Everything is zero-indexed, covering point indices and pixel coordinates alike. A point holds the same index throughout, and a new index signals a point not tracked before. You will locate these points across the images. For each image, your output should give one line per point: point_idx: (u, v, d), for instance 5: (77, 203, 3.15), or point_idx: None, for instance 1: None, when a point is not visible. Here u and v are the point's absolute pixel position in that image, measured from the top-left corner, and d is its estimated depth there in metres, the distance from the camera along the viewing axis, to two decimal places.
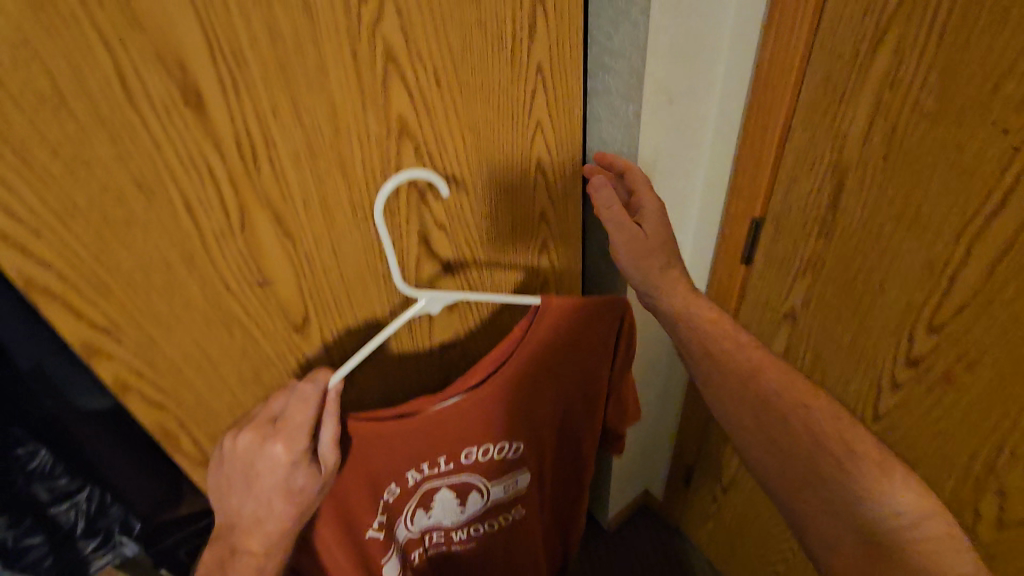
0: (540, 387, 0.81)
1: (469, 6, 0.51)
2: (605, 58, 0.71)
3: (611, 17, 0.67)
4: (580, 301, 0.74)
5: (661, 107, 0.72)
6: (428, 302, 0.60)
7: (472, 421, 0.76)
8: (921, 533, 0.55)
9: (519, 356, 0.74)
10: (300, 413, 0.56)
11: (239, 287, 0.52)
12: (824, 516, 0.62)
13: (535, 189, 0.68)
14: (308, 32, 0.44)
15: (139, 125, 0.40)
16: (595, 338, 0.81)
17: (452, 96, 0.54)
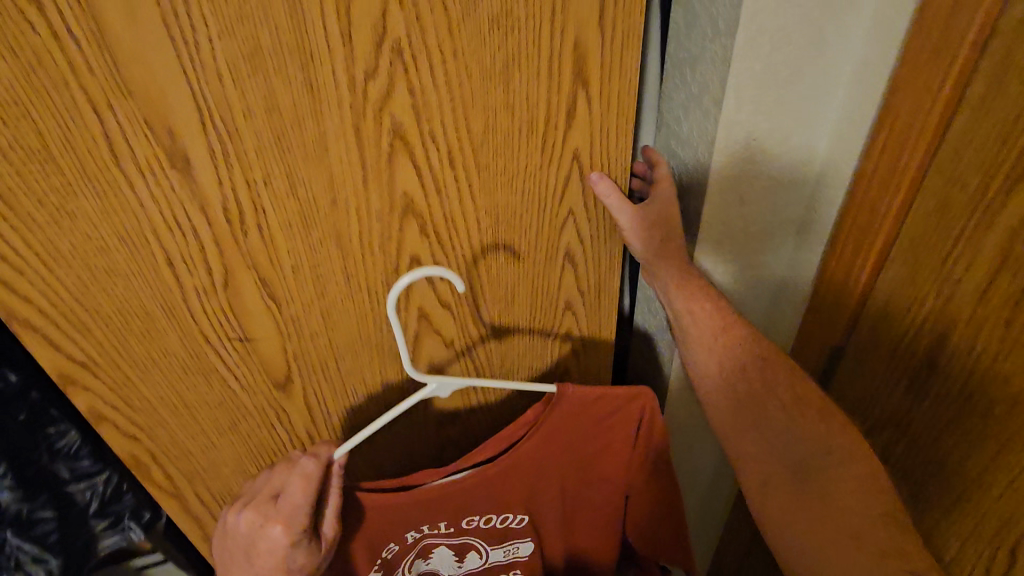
0: (558, 471, 0.72)
1: (498, 89, 0.46)
2: (673, 144, 0.64)
3: (680, 103, 0.60)
4: (605, 389, 0.65)
5: (735, 206, 0.63)
6: (437, 388, 0.54)
7: (477, 499, 0.69)
8: (849, 472, 0.54)
9: (536, 439, 0.65)
10: (298, 492, 0.53)
11: (219, 339, 0.51)
12: (759, 454, 0.58)
13: (562, 275, 0.61)
14: (308, 106, 0.42)
15: (123, 183, 0.40)
16: (628, 432, 0.69)
17: (468, 178, 0.50)
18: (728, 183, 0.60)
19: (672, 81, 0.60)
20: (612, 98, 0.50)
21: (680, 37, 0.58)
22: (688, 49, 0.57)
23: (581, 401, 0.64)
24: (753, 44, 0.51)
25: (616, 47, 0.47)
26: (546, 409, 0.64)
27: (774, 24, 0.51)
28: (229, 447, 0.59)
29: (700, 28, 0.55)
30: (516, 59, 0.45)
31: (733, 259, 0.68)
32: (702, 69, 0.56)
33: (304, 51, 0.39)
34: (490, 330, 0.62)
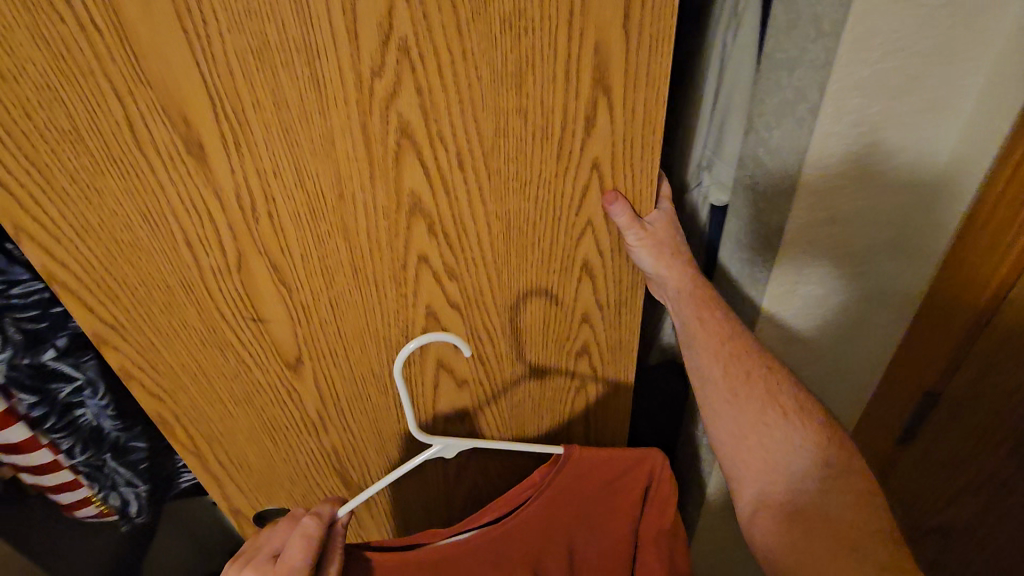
0: (567, 533, 0.72)
1: (509, 93, 0.44)
2: (761, 151, 0.62)
3: (774, 110, 0.59)
4: (610, 451, 0.66)
5: (824, 227, 0.66)
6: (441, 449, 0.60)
7: (481, 563, 0.68)
8: (839, 479, 0.59)
9: (542, 501, 0.66)
10: (298, 550, 0.56)
11: (234, 319, 0.53)
12: (757, 464, 0.61)
13: (578, 289, 0.59)
14: (315, 101, 0.42)
15: (145, 165, 0.43)
16: (635, 495, 0.70)
17: (477, 181, 0.49)
18: (821, 198, 0.63)
19: (766, 83, 0.58)
20: (634, 106, 0.47)
21: (780, 35, 0.55)
22: (789, 51, 0.55)
23: (587, 464, 0.65)
24: (865, 57, 0.53)
25: (639, 52, 0.44)
26: (556, 469, 0.64)
27: (892, 41, 0.53)
28: (245, 418, 0.62)
29: (801, 31, 0.54)
30: (529, 61, 0.43)
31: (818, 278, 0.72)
32: (801, 74, 0.56)
33: (309, 47, 0.40)
34: (500, 389, 0.66)
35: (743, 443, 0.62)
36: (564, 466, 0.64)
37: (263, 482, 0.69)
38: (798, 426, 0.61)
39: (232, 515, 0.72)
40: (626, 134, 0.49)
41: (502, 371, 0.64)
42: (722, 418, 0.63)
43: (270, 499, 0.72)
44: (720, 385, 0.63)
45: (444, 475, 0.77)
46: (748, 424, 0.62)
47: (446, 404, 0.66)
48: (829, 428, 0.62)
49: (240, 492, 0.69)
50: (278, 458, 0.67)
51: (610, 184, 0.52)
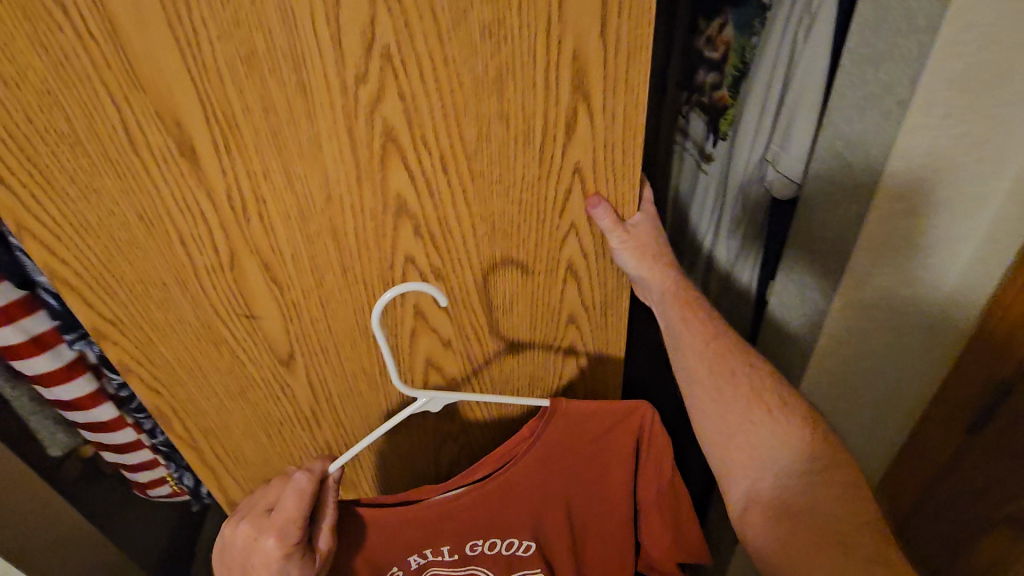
0: (563, 485, 0.72)
1: (491, 98, 0.46)
2: (838, 147, 0.66)
3: (856, 103, 0.62)
4: (598, 404, 0.65)
5: (893, 246, 0.70)
6: (425, 402, 0.59)
7: (478, 517, 0.70)
8: (825, 471, 0.59)
9: (532, 458, 0.66)
10: (291, 504, 0.57)
11: (228, 316, 0.55)
12: (744, 458, 0.62)
13: (564, 289, 0.60)
14: (302, 106, 0.44)
15: (140, 167, 0.45)
16: (630, 447, 0.70)
17: (461, 182, 0.50)
18: (902, 205, 0.66)
19: (850, 77, 0.62)
20: (614, 111, 0.48)
21: (864, 31, 0.60)
22: (872, 44, 0.59)
23: (577, 417, 0.65)
24: (958, 52, 0.55)
25: (618, 60, 0.45)
26: (541, 424, 0.64)
27: (992, 37, 0.55)
28: (240, 412, 0.64)
29: (890, 25, 0.57)
30: (509, 69, 0.44)
31: (865, 299, 0.74)
32: (888, 66, 0.58)
33: (295, 53, 0.41)
34: (482, 365, 0.65)
35: (730, 440, 0.63)
36: (549, 422, 0.64)
37: (260, 475, 0.71)
38: (785, 424, 0.62)
39: (229, 507, 0.74)
40: (608, 139, 0.50)
41: (485, 350, 0.63)
42: (709, 416, 0.63)
43: None
44: (704, 387, 0.63)
45: (436, 470, 0.78)
46: (735, 422, 0.62)
47: None
48: (814, 422, 0.63)
49: (237, 485, 0.71)
50: (273, 453, 0.69)
51: (593, 187, 0.53)
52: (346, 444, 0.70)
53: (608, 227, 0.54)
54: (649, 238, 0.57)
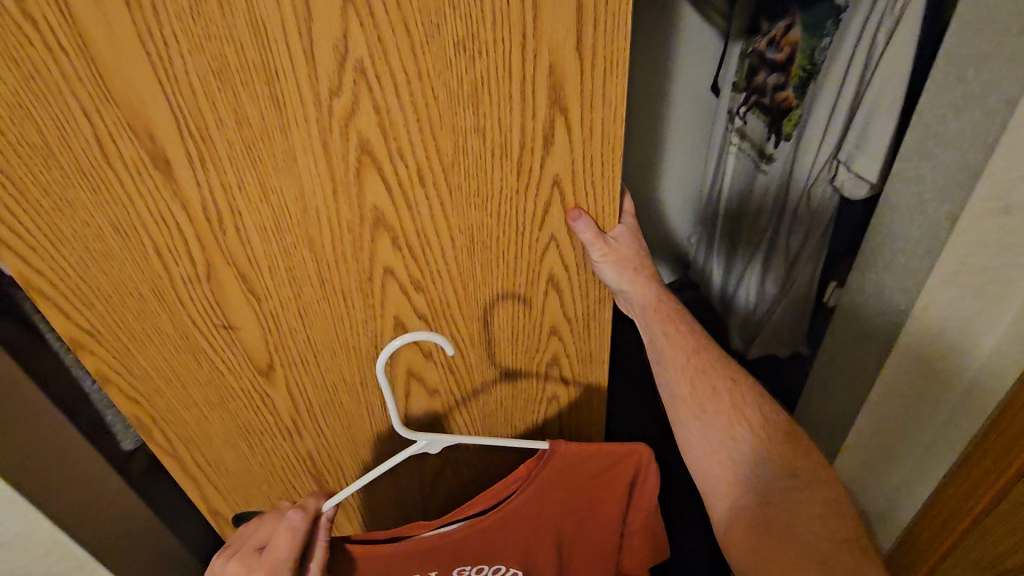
0: (556, 522, 0.72)
1: (467, 111, 0.45)
2: (931, 142, 0.81)
3: (951, 102, 0.77)
4: (597, 446, 0.67)
5: (979, 241, 0.78)
6: (426, 445, 0.60)
7: (467, 552, 0.69)
8: (809, 490, 0.60)
9: (528, 496, 0.67)
10: (283, 544, 0.58)
11: (206, 327, 0.55)
12: (730, 476, 0.61)
13: (545, 301, 0.59)
14: (276, 119, 0.44)
15: (113, 178, 0.44)
16: (625, 483, 0.70)
17: (438, 197, 0.50)
18: (994, 198, 0.74)
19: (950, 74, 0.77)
20: (592, 125, 0.48)
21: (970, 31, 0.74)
22: (977, 45, 0.73)
23: (574, 455, 0.66)
24: None
25: (596, 74, 0.45)
26: (540, 464, 0.65)
27: None
28: (220, 422, 0.64)
29: (995, 26, 0.71)
30: (484, 82, 0.44)
31: (933, 293, 0.84)
32: (994, 65, 0.71)
33: (267, 67, 0.41)
34: (473, 392, 0.66)
35: (716, 458, 0.62)
36: (548, 461, 0.65)
37: (240, 483, 0.71)
38: (769, 439, 0.62)
39: (211, 516, 0.73)
40: (587, 152, 0.49)
41: (475, 373, 0.65)
42: (694, 432, 0.63)
43: (249, 500, 0.73)
44: (688, 401, 0.63)
45: (420, 482, 0.78)
46: (720, 439, 0.62)
47: (417, 412, 0.67)
48: (794, 439, 0.63)
49: (219, 495, 0.71)
50: (254, 461, 0.69)
51: (572, 199, 0.52)
52: (330, 455, 0.70)
53: (591, 242, 0.54)
54: (631, 251, 0.57)
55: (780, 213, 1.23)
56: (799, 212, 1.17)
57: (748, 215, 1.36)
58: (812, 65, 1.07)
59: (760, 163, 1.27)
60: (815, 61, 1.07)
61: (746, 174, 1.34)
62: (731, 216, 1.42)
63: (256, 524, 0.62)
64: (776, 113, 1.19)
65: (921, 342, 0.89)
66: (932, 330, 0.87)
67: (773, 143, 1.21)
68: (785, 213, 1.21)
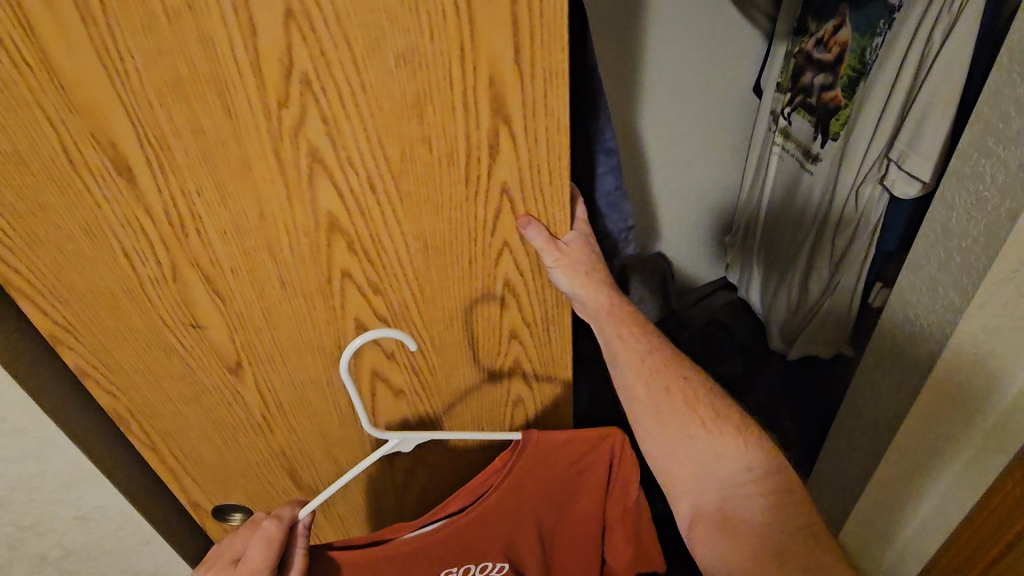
0: (534, 513, 0.73)
1: (411, 121, 0.47)
2: (990, 141, 0.77)
3: (1013, 98, 0.73)
4: (569, 433, 0.68)
5: None
6: (397, 443, 0.61)
7: (451, 550, 0.71)
8: (760, 478, 0.61)
9: (503, 489, 0.68)
10: (259, 555, 0.60)
11: (175, 325, 0.58)
12: (688, 472, 0.63)
13: (502, 305, 0.60)
14: (229, 129, 0.46)
15: (79, 183, 0.47)
16: (600, 470, 0.72)
17: (388, 200, 0.51)
18: None
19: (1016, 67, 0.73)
20: (537, 134, 0.49)
21: None
22: None
23: (548, 446, 0.68)
24: None
25: (537, 82, 0.46)
26: (514, 454, 0.66)
27: None
28: (194, 416, 0.66)
29: None
30: (428, 93, 0.46)
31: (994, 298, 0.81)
32: None
33: (218, 80, 0.43)
34: (436, 399, 0.68)
35: (674, 453, 0.63)
36: (521, 452, 0.66)
37: (216, 477, 0.73)
38: (722, 432, 0.63)
39: (193, 507, 0.77)
40: (532, 160, 0.51)
41: (437, 384, 0.67)
42: (652, 430, 0.64)
43: (227, 493, 0.76)
44: (643, 401, 0.64)
45: (392, 480, 0.80)
46: (675, 432, 0.63)
47: (381, 412, 0.69)
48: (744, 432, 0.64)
49: (198, 487, 0.74)
50: (228, 456, 0.72)
51: (520, 207, 0.54)
52: (301, 451, 0.72)
53: (540, 248, 0.55)
54: (582, 255, 0.58)
55: (826, 214, 1.14)
56: (846, 213, 1.09)
57: (790, 218, 1.29)
58: (862, 65, 1.03)
59: (806, 164, 1.21)
60: (865, 61, 1.02)
61: (789, 177, 1.27)
62: (772, 221, 1.35)
63: (234, 533, 0.63)
64: (823, 113, 1.14)
65: (975, 343, 0.85)
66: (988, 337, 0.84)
67: (820, 143, 1.15)
68: (829, 216, 1.14)
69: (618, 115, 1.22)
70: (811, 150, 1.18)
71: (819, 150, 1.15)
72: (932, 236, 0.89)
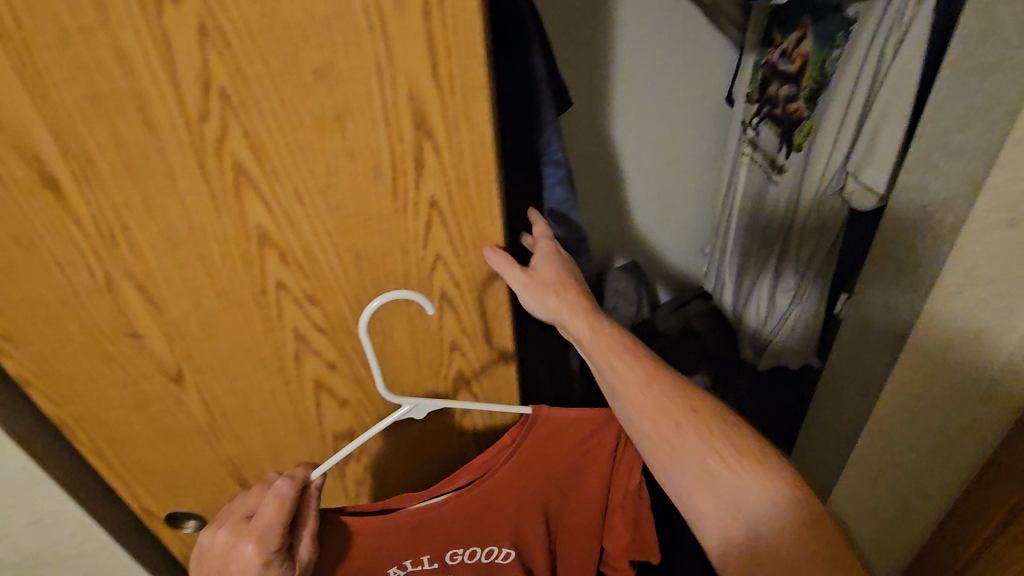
0: (541, 493, 0.73)
1: (333, 135, 0.47)
2: (936, 155, 0.79)
3: (957, 113, 0.75)
4: (580, 411, 0.67)
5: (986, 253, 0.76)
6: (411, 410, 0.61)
7: (458, 523, 0.71)
8: (783, 495, 0.59)
9: (511, 465, 0.67)
10: (272, 511, 0.59)
11: (114, 334, 0.58)
12: (710, 500, 0.61)
13: (441, 316, 0.61)
14: (152, 143, 0.46)
15: (5, 196, 0.48)
16: (606, 458, 0.72)
17: (317, 214, 0.52)
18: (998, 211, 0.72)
19: (959, 82, 0.74)
20: (461, 148, 0.50)
21: (971, 41, 0.72)
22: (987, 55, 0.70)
23: (557, 423, 0.67)
24: None
25: (456, 99, 0.47)
26: (523, 430, 0.65)
27: None
28: (140, 425, 0.66)
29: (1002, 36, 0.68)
30: (347, 108, 0.46)
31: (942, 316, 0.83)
32: (995, 79, 0.70)
33: (138, 94, 0.44)
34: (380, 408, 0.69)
35: (690, 481, 0.62)
36: (531, 427, 0.65)
37: (167, 484, 0.74)
38: (737, 450, 0.61)
39: (144, 515, 0.77)
40: (459, 174, 0.51)
41: (381, 394, 0.67)
42: (663, 460, 0.63)
43: (179, 500, 0.76)
44: (646, 419, 0.63)
45: (344, 490, 0.80)
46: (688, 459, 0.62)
47: (327, 420, 0.69)
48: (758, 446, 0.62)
49: (148, 494, 0.74)
50: (178, 464, 0.72)
51: (450, 221, 0.54)
52: (250, 460, 0.73)
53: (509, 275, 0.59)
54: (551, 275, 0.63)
55: (790, 223, 1.15)
56: (808, 222, 1.09)
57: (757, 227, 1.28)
58: (823, 77, 1.02)
59: (772, 174, 1.19)
60: (826, 73, 1.02)
61: (757, 187, 1.25)
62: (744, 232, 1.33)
63: (246, 496, 0.62)
64: (787, 125, 1.13)
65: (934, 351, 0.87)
66: (941, 348, 0.86)
67: (785, 155, 1.14)
68: (794, 227, 1.13)
69: (583, 120, 1.23)
70: (778, 160, 1.17)
71: (785, 161, 1.14)
72: (889, 247, 0.91)
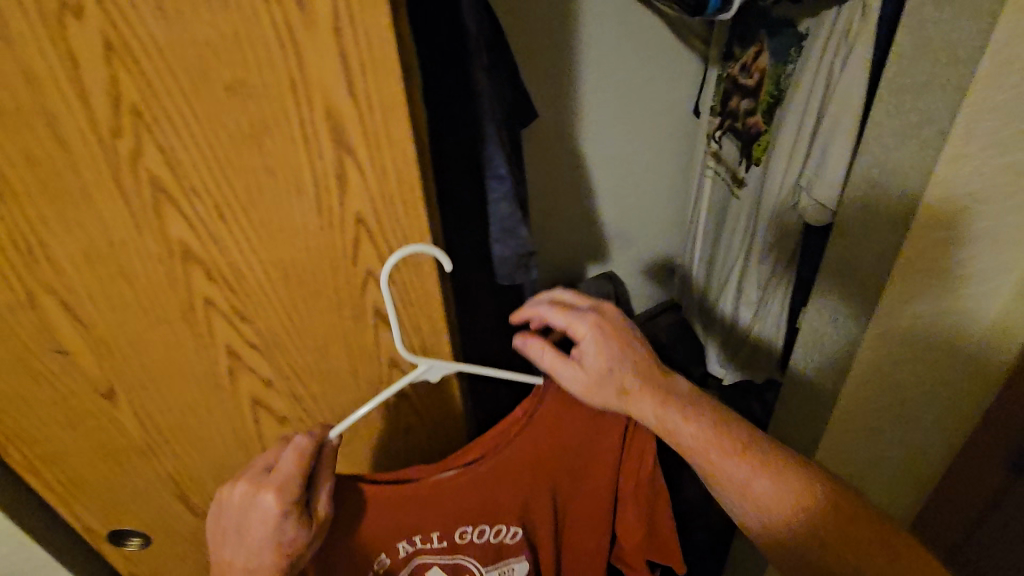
0: (551, 469, 0.71)
1: (252, 151, 0.47)
2: (874, 172, 0.80)
3: (895, 130, 0.76)
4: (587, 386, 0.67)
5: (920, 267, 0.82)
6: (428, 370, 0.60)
7: (472, 498, 0.68)
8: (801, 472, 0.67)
9: (525, 436, 0.66)
10: (291, 462, 0.55)
11: (40, 352, 0.57)
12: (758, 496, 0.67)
13: (377, 332, 0.60)
14: (65, 160, 0.45)
15: None
16: (615, 437, 0.72)
17: (240, 230, 0.51)
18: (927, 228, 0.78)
19: (894, 101, 0.75)
20: (384, 164, 0.49)
21: (903, 61, 0.74)
22: (921, 72, 0.71)
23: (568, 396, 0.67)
24: (993, 78, 0.67)
25: (374, 116, 0.46)
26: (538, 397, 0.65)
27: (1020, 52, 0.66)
28: (74, 442, 0.65)
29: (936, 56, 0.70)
30: (264, 123, 0.46)
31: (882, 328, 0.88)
32: (930, 97, 0.71)
33: (46, 110, 0.43)
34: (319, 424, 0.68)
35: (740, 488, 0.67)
36: None
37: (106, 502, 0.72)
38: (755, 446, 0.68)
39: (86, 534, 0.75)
40: (384, 191, 0.51)
41: (320, 410, 0.66)
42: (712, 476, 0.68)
43: (121, 517, 0.74)
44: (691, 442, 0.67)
45: None
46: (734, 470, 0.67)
47: (268, 435, 0.68)
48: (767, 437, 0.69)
49: (87, 513, 0.72)
50: (117, 481, 0.70)
51: (378, 238, 0.53)
52: (192, 475, 0.71)
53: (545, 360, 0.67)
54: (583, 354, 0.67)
55: (750, 235, 1.14)
56: (767, 235, 1.08)
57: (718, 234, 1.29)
58: (779, 92, 1.03)
59: (734, 188, 1.19)
60: (781, 87, 1.02)
61: (721, 200, 1.26)
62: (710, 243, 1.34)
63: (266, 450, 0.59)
64: (747, 139, 1.13)
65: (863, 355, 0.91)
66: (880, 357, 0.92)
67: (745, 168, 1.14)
68: (754, 241, 1.12)
69: (549, 132, 1.24)
70: (738, 174, 1.17)
71: (745, 175, 1.14)
72: (829, 267, 0.91)
